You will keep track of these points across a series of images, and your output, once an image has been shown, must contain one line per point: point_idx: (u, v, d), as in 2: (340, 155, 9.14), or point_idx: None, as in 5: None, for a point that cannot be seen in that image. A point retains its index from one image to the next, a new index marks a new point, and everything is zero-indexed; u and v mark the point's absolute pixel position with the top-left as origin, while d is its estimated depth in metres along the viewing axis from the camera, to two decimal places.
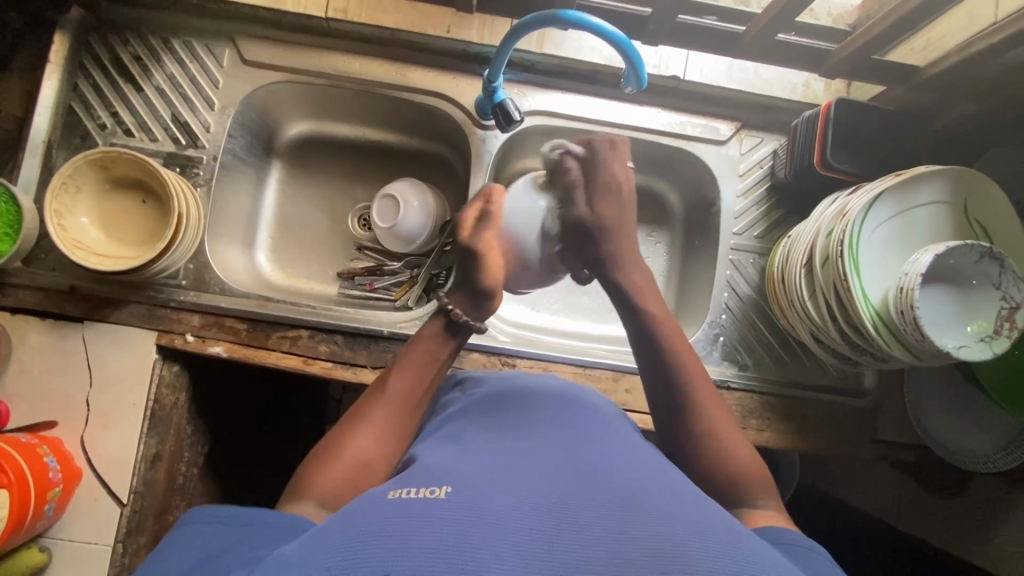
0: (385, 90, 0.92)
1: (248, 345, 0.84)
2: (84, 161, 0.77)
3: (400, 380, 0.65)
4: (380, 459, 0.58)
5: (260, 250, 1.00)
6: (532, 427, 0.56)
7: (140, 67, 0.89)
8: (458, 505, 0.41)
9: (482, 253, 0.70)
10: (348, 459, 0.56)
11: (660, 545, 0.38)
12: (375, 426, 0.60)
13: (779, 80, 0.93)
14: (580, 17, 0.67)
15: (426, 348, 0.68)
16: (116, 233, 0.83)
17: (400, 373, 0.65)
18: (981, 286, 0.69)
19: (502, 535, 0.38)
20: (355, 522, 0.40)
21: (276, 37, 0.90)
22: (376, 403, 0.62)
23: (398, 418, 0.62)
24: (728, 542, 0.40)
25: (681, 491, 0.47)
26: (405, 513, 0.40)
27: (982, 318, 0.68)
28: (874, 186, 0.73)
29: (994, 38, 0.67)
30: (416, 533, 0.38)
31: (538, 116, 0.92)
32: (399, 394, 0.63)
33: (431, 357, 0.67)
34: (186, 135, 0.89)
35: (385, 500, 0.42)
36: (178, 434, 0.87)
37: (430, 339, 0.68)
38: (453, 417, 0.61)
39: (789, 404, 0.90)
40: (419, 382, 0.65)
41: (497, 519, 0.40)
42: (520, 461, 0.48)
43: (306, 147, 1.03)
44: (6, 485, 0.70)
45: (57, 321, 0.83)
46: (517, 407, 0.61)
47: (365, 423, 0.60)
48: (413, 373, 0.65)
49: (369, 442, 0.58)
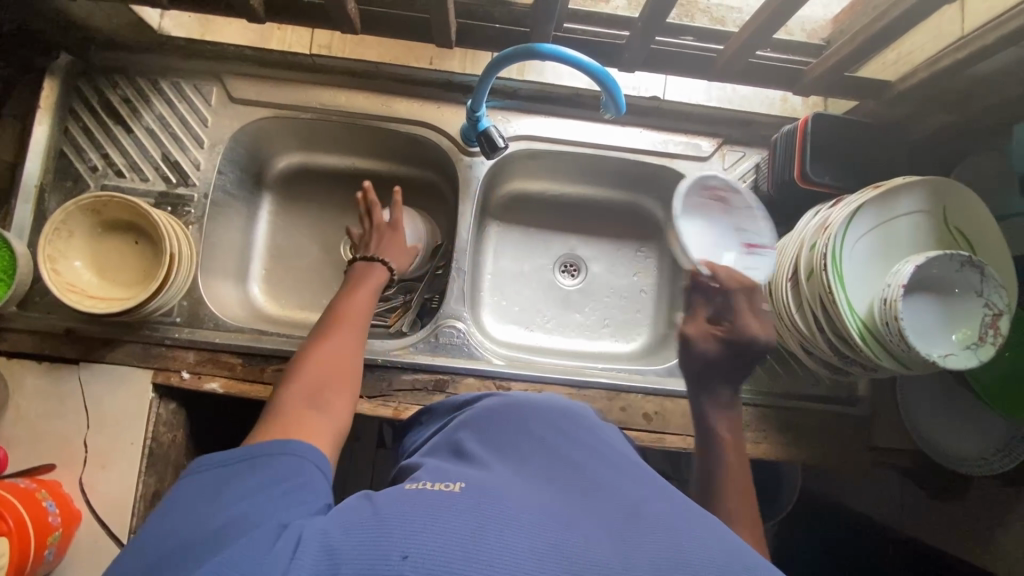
0: (372, 121, 0.93)
1: (243, 380, 0.85)
2: (75, 206, 0.78)
3: (349, 302, 0.78)
4: (345, 364, 0.69)
5: (254, 282, 1.01)
6: (531, 439, 0.57)
7: (129, 109, 0.90)
8: (473, 498, 0.43)
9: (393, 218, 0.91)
10: (319, 367, 0.67)
11: (664, 552, 0.39)
12: (336, 343, 0.71)
13: (757, 96, 0.96)
14: (554, 48, 0.69)
15: (368, 282, 0.82)
16: (108, 275, 0.83)
17: (350, 300, 0.79)
18: (963, 296, 0.70)
19: (512, 523, 0.40)
20: (376, 512, 0.42)
21: (261, 74, 0.92)
22: (331, 326, 0.74)
23: (353, 335, 0.73)
24: (733, 559, 0.40)
25: (679, 500, 0.48)
26: (425, 505, 0.42)
27: (966, 326, 0.69)
28: (854, 200, 0.74)
29: (960, 53, 0.68)
30: (434, 521, 0.40)
31: (522, 141, 0.94)
32: (352, 314, 0.76)
33: (371, 288, 0.82)
34: (177, 174, 0.90)
35: (404, 494, 0.45)
36: (176, 471, 0.87)
37: (370, 275, 0.84)
38: (456, 432, 0.63)
39: (784, 416, 0.90)
40: (363, 303, 0.79)
41: (511, 512, 0.41)
42: (522, 476, 0.49)
43: (295, 178, 1.05)
44: (6, 532, 0.69)
45: (53, 364, 0.83)
46: (521, 417, 0.62)
47: (325, 340, 0.71)
48: (359, 299, 0.79)
49: (333, 355, 0.69)
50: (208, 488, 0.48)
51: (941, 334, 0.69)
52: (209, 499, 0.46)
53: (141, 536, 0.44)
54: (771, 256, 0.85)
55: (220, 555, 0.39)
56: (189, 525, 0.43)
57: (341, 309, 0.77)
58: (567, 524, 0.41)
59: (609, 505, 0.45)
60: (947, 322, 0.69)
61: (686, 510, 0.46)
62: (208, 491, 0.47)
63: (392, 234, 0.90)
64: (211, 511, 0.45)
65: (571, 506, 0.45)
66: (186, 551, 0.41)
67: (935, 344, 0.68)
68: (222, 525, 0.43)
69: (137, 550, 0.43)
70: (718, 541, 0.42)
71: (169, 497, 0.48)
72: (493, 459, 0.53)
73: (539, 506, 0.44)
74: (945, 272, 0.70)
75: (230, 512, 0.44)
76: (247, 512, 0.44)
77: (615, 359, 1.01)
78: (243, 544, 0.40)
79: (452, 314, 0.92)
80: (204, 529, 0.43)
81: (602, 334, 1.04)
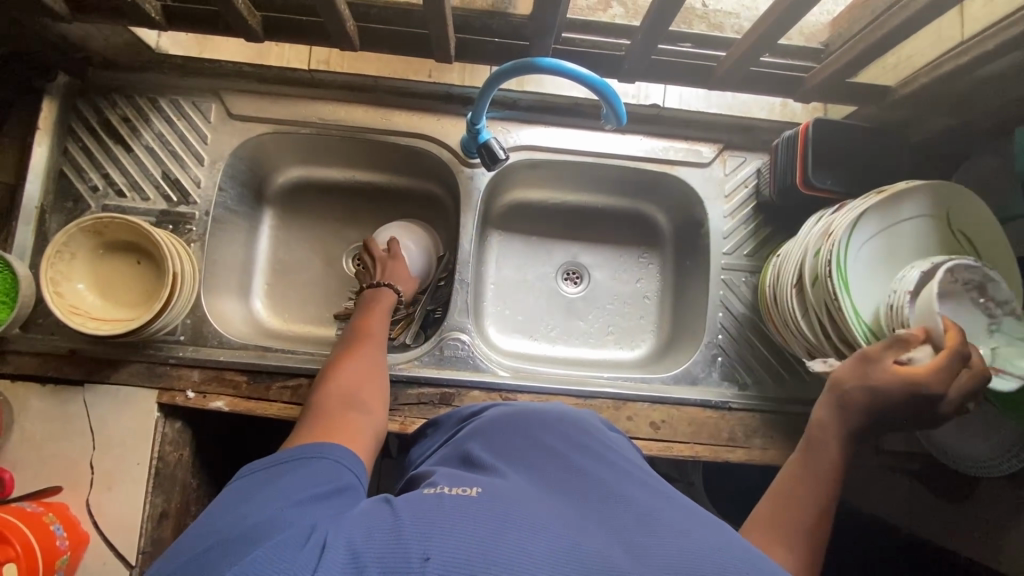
0: (372, 135, 0.93)
1: (249, 397, 0.84)
2: (77, 228, 0.78)
3: (371, 321, 0.83)
4: (372, 374, 0.73)
5: (256, 297, 1.00)
6: (541, 447, 0.57)
7: (129, 128, 0.90)
8: (491, 503, 0.43)
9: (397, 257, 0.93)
10: (348, 375, 0.71)
11: (679, 558, 0.40)
12: (362, 358, 0.75)
13: (757, 102, 0.97)
14: (554, 63, 0.69)
15: (382, 302, 0.87)
16: (111, 296, 0.83)
17: (369, 320, 0.83)
18: (975, 313, 0.70)
19: (530, 528, 0.40)
20: (397, 514, 0.42)
21: (261, 90, 0.92)
22: (356, 344, 0.78)
23: (376, 350, 0.78)
24: (744, 561, 0.41)
25: (692, 507, 0.48)
26: (444, 507, 0.42)
27: (983, 346, 0.69)
28: (857, 206, 0.74)
29: (964, 57, 0.68)
30: (455, 525, 0.40)
31: (523, 151, 0.94)
32: (373, 332, 0.81)
33: (387, 307, 0.87)
34: (178, 192, 0.90)
35: (423, 499, 0.45)
36: (183, 490, 0.87)
37: (386, 295, 0.88)
38: (467, 439, 0.62)
39: (791, 421, 0.90)
40: (381, 321, 0.84)
41: (528, 517, 0.42)
42: (534, 483, 0.49)
43: (296, 192, 1.04)
44: (14, 558, 0.69)
45: (57, 386, 0.83)
46: (531, 427, 0.61)
47: (351, 355, 0.76)
48: (379, 318, 0.84)
49: (360, 367, 0.74)
50: (249, 487, 0.49)
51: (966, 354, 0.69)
52: (248, 498, 0.47)
53: (185, 538, 0.45)
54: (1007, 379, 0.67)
55: (258, 549, 0.39)
56: (230, 521, 0.44)
57: (363, 328, 0.81)
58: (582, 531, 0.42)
59: (622, 510, 0.45)
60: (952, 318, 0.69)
61: (699, 517, 0.46)
62: (242, 493, 0.48)
63: (395, 263, 0.93)
64: (250, 508, 0.45)
65: (584, 512, 0.45)
66: (223, 545, 0.41)
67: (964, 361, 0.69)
68: (256, 525, 0.42)
69: (183, 548, 0.43)
70: (730, 543, 0.43)
71: (218, 500, 0.48)
72: (506, 465, 0.53)
73: (554, 512, 0.44)
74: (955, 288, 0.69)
75: (267, 512, 0.44)
76: (286, 509, 0.44)
77: (621, 366, 1.01)
78: (276, 540, 0.40)
79: (456, 326, 0.92)
80: (243, 524, 0.43)
81: (607, 341, 1.03)
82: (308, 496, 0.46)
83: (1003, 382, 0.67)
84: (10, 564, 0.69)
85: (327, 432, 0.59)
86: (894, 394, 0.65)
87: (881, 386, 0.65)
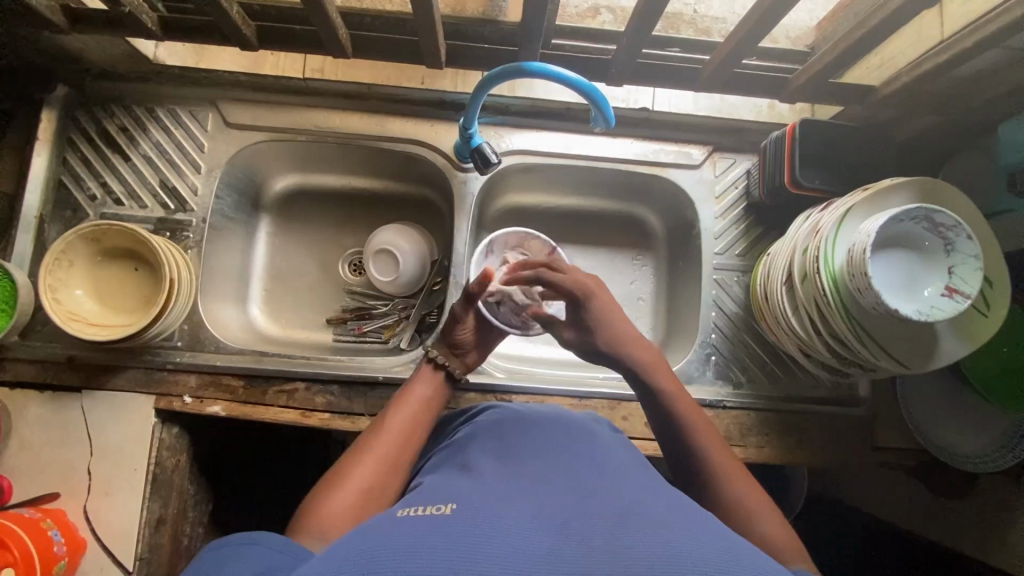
0: (367, 141, 0.95)
1: (246, 402, 0.85)
2: (75, 235, 0.79)
3: (398, 415, 0.69)
4: (379, 488, 0.61)
5: (253, 304, 1.01)
6: (527, 452, 0.58)
7: (127, 137, 0.91)
8: (464, 517, 0.44)
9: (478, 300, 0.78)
10: (350, 491, 0.59)
11: (654, 549, 0.41)
12: (376, 457, 0.64)
13: (745, 104, 0.99)
14: (542, 66, 0.70)
15: (421, 389, 0.73)
16: (109, 302, 0.84)
17: (396, 415, 0.69)
18: (932, 244, 0.71)
19: (504, 541, 0.41)
20: (367, 538, 0.43)
21: (256, 99, 0.93)
22: (373, 438, 0.66)
23: (398, 446, 0.66)
24: (722, 550, 0.42)
25: (674, 503, 0.49)
26: (413, 527, 0.43)
27: (941, 273, 0.70)
28: (844, 202, 0.75)
29: (942, 57, 0.69)
30: (424, 540, 0.41)
31: (515, 155, 0.95)
32: (397, 430, 0.67)
33: (424, 399, 0.72)
34: (175, 200, 0.91)
35: (396, 518, 0.46)
36: (180, 496, 0.87)
37: (427, 381, 0.74)
38: (461, 446, 0.63)
39: (785, 419, 0.91)
40: (414, 419, 0.69)
41: (501, 526, 0.43)
42: (516, 485, 0.51)
43: (293, 199, 1.05)
44: (11, 563, 0.70)
45: (55, 393, 0.84)
46: (519, 433, 0.62)
47: (364, 457, 0.63)
48: (409, 412, 0.70)
49: (368, 476, 0.61)
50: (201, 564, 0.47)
51: (913, 291, 0.71)
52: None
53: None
54: (958, 301, 0.67)
55: None
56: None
57: (387, 421, 0.68)
58: (559, 532, 0.43)
59: (603, 505, 0.47)
60: (898, 245, 0.73)
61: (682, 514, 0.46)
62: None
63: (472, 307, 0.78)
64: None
65: (568, 506, 0.46)
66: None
67: (918, 292, 0.71)
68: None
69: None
70: (709, 535, 0.44)
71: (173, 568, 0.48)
72: (491, 471, 0.54)
73: (535, 514, 0.45)
74: (913, 228, 0.72)
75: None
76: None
77: None
78: None
79: None
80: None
81: None
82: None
83: (955, 303, 0.67)
84: (8, 569, 0.70)
85: (326, 516, 0.57)
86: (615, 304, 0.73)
87: (577, 308, 0.73)
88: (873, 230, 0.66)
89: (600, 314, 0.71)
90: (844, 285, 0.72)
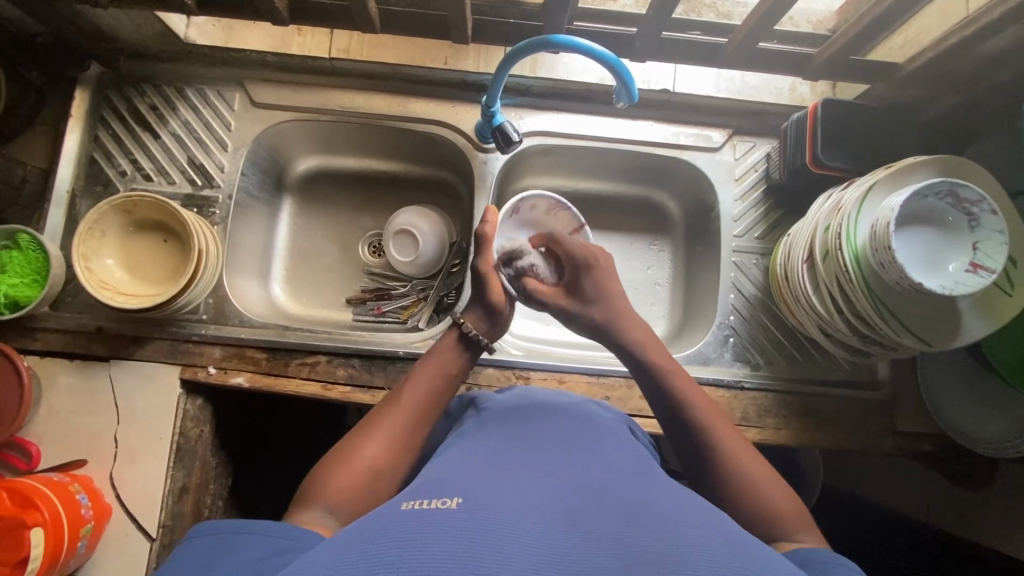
0: (390, 122, 0.96)
1: (269, 373, 0.87)
2: (108, 206, 0.82)
3: (413, 390, 0.66)
4: (387, 461, 0.60)
5: (275, 282, 1.03)
6: (537, 440, 0.57)
7: (156, 116, 0.94)
8: (473, 512, 0.42)
9: (484, 272, 0.75)
10: (356, 466, 0.58)
11: (669, 549, 0.40)
12: (387, 431, 0.62)
13: (765, 86, 0.99)
14: (569, 39, 0.72)
15: (441, 360, 0.71)
16: (139, 273, 0.87)
17: (410, 386, 0.67)
18: (956, 221, 0.71)
19: (513, 538, 0.40)
20: (374, 531, 0.41)
21: (283, 79, 0.95)
22: (388, 410, 0.65)
23: (411, 421, 0.64)
24: (736, 551, 0.41)
25: (686, 505, 0.47)
26: (418, 521, 0.41)
27: (965, 250, 0.70)
28: (865, 180, 0.75)
29: (968, 30, 0.71)
30: (428, 537, 0.40)
31: (535, 137, 0.96)
32: (411, 404, 0.65)
33: (442, 371, 0.70)
34: (202, 176, 0.93)
35: (402, 509, 0.44)
36: (202, 467, 0.88)
37: (444, 352, 0.71)
38: (470, 432, 0.62)
39: (803, 401, 0.90)
40: (430, 394, 0.67)
41: (509, 519, 0.42)
42: (525, 475, 0.50)
43: (315, 180, 1.07)
44: (41, 523, 0.71)
45: (84, 362, 0.86)
46: (531, 424, 0.61)
47: (373, 433, 0.62)
48: (426, 387, 0.67)
49: (377, 449, 0.60)
50: (212, 549, 0.48)
51: (936, 268, 0.71)
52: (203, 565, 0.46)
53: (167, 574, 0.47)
54: (981, 279, 0.67)
55: None
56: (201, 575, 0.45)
57: (402, 394, 0.66)
58: (568, 530, 0.42)
59: (612, 501, 0.46)
60: (921, 219, 0.73)
61: (689, 520, 0.44)
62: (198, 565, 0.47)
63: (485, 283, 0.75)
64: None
65: (575, 500, 0.46)
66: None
67: (940, 270, 0.71)
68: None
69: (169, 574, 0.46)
70: (722, 542, 0.42)
71: (176, 552, 0.50)
72: (501, 457, 0.53)
73: (543, 509, 0.44)
74: (937, 204, 0.72)
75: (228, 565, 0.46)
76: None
77: None
78: None
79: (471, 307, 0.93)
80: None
81: None
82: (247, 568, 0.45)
83: (979, 279, 0.67)
84: (37, 528, 0.70)
85: (334, 487, 0.56)
86: (622, 277, 0.76)
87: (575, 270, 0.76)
88: (897, 204, 0.66)
89: (610, 284, 0.75)
90: (866, 261, 0.72)
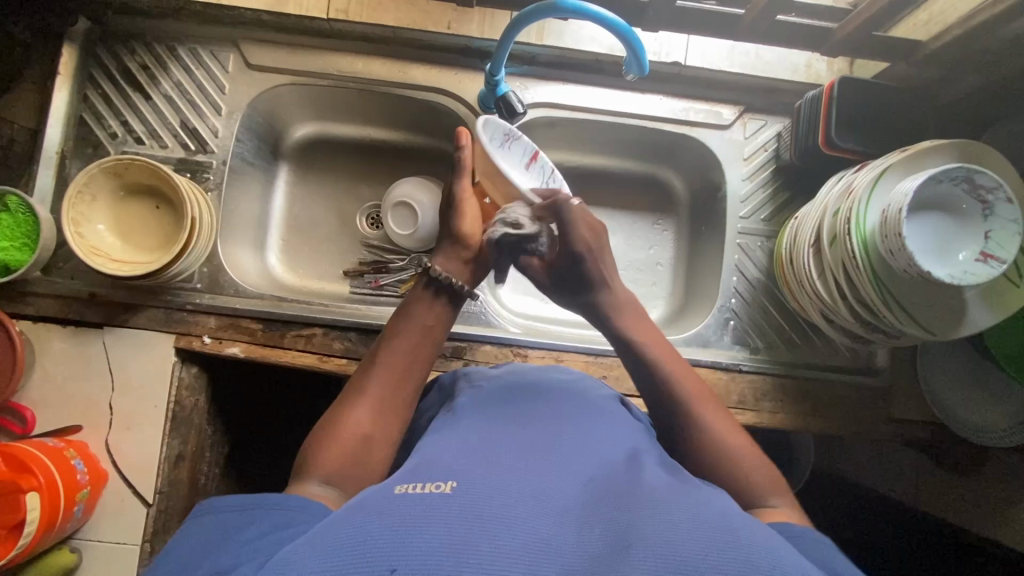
0: (390, 89, 0.93)
1: (264, 344, 0.86)
2: (97, 169, 0.79)
3: (394, 351, 0.65)
4: (379, 424, 0.60)
5: (271, 252, 1.01)
6: (533, 423, 0.56)
7: (148, 76, 0.90)
8: (466, 498, 0.42)
9: (459, 199, 0.73)
10: (348, 434, 0.58)
11: (661, 541, 0.39)
12: (373, 395, 0.62)
13: (781, 61, 0.92)
14: (579, 5, 0.68)
15: (419, 316, 0.68)
16: (131, 240, 0.85)
17: (390, 346, 0.66)
18: (972, 209, 0.69)
19: (508, 528, 0.39)
20: (365, 515, 0.41)
21: (279, 41, 0.92)
22: (370, 374, 0.64)
23: (397, 384, 0.63)
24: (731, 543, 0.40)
25: (684, 490, 0.47)
26: (411, 505, 0.41)
27: (977, 238, 0.68)
28: (879, 163, 0.72)
29: (997, 8, 0.67)
30: (421, 525, 0.39)
31: (540, 108, 0.93)
32: (394, 366, 0.64)
33: (421, 328, 0.68)
34: (195, 141, 0.90)
35: (394, 494, 0.43)
36: (199, 435, 0.89)
37: (418, 306, 0.69)
38: (463, 412, 0.61)
39: (800, 385, 0.90)
40: (411, 354, 0.66)
41: (504, 505, 0.41)
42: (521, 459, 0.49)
43: (313, 148, 1.04)
44: (35, 488, 0.71)
45: (77, 328, 0.85)
46: (528, 408, 0.60)
47: (360, 398, 0.61)
48: (408, 347, 0.66)
49: (366, 415, 0.60)
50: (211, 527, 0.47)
51: (946, 255, 0.69)
52: (207, 541, 0.46)
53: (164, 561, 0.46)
54: (995, 269, 0.66)
55: None
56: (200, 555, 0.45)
57: (383, 356, 0.65)
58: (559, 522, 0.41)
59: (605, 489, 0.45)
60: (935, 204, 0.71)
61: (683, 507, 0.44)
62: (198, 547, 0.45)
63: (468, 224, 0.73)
64: (209, 554, 0.44)
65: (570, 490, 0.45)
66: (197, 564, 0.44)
67: (952, 258, 0.69)
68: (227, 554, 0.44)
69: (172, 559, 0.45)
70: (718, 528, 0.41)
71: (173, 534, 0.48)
72: (498, 439, 0.53)
73: (539, 496, 0.43)
74: (951, 191, 0.70)
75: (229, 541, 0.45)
76: (240, 557, 0.43)
77: None
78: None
79: None
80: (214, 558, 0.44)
81: None
82: (255, 542, 0.44)
83: (988, 268, 0.66)
84: (32, 493, 0.71)
85: (326, 458, 0.55)
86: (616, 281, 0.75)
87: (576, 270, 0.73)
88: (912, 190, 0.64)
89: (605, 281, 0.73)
90: (874, 248, 0.70)
